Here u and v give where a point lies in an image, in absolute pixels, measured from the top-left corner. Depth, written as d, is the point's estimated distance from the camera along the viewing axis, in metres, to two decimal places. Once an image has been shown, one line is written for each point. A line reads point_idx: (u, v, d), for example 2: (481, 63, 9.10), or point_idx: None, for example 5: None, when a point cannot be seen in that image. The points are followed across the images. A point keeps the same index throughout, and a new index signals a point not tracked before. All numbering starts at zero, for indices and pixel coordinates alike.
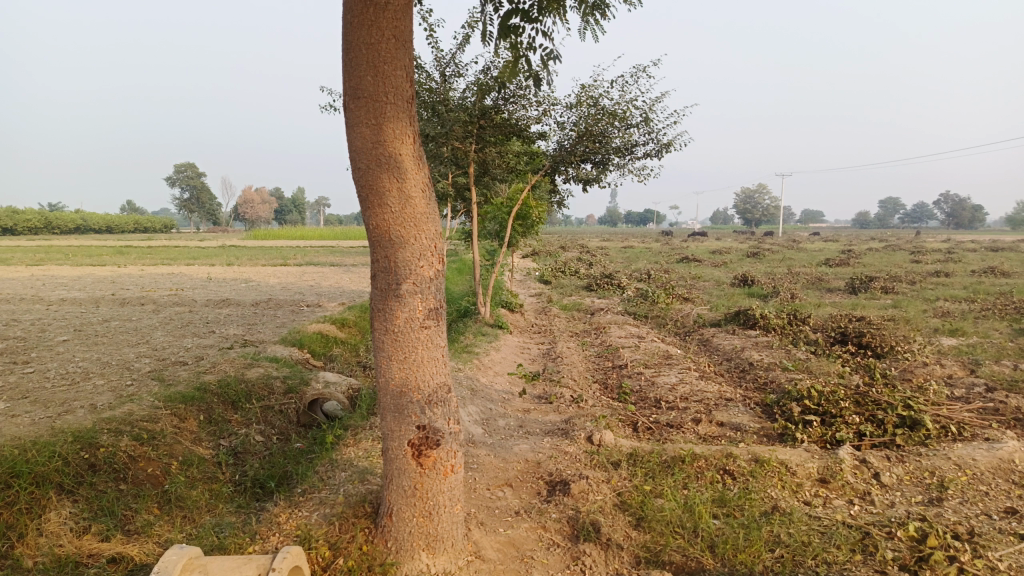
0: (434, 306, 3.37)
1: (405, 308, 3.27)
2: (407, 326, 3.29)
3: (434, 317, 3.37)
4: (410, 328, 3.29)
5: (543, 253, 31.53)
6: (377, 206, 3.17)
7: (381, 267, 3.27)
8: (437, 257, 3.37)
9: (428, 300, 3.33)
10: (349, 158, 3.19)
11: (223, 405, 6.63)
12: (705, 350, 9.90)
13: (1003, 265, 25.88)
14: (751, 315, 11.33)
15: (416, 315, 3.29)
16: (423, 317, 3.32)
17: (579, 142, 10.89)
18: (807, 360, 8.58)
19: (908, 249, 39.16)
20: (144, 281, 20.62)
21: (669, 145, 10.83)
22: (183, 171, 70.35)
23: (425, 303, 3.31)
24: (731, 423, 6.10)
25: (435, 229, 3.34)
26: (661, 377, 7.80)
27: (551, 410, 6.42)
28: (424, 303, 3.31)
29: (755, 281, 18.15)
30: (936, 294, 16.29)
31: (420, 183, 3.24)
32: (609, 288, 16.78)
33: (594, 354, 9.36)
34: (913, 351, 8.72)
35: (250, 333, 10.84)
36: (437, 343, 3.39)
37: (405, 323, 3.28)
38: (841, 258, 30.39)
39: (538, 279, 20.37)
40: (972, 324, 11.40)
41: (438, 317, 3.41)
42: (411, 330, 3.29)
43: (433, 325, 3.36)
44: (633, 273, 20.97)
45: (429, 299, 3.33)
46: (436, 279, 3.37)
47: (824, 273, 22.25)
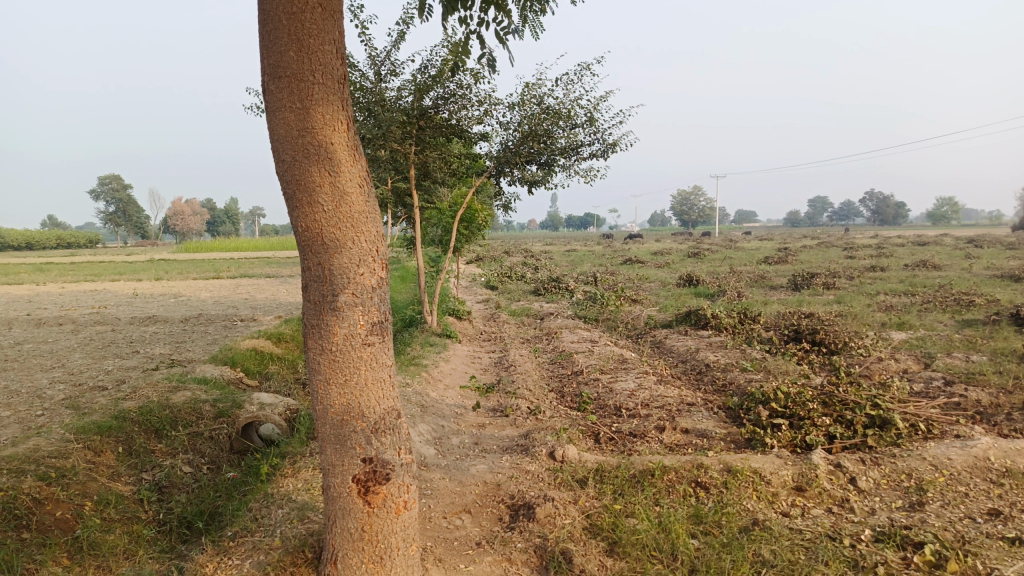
0: (378, 320, 2.93)
1: (343, 325, 2.82)
2: (347, 344, 2.84)
3: (378, 333, 2.93)
4: (351, 346, 2.84)
5: (488, 258, 31.17)
6: (307, 204, 2.73)
7: (313, 276, 2.82)
8: (380, 263, 2.94)
9: (370, 313, 2.89)
10: (272, 150, 2.75)
11: (145, 434, 6.00)
12: (660, 352, 9.66)
13: (932, 258, 26.69)
14: (703, 315, 11.17)
15: (357, 330, 2.85)
16: (365, 333, 2.87)
17: (524, 142, 10.51)
18: (764, 359, 8.41)
19: (841, 245, 40.20)
20: (64, 300, 19.37)
21: (615, 144, 10.59)
22: (108, 183, 67.43)
23: (367, 317, 2.87)
24: (697, 430, 5.83)
25: (375, 230, 2.91)
26: (618, 383, 7.48)
27: (508, 425, 6.02)
28: (366, 317, 2.87)
29: (701, 281, 18.17)
30: (876, 289, 16.57)
31: (357, 177, 2.81)
32: (557, 292, 16.49)
33: (547, 362, 9.00)
34: (866, 347, 8.66)
35: (178, 352, 10.09)
36: (382, 362, 2.95)
37: (344, 340, 2.83)
38: (778, 255, 31.02)
39: (485, 284, 19.97)
40: (917, 318, 11.52)
41: (384, 332, 2.97)
42: (351, 348, 2.85)
43: (377, 342, 2.92)
44: (580, 276, 20.79)
45: (372, 313, 2.89)
46: (379, 288, 2.94)
47: (766, 271, 22.56)
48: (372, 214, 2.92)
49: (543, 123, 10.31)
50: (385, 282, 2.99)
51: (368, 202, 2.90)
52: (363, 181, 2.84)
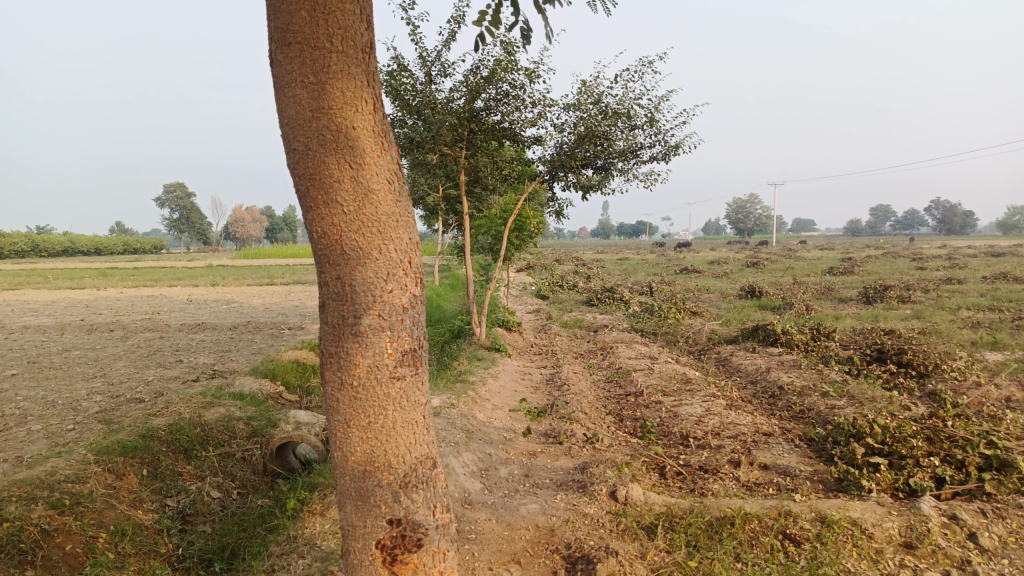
0: (409, 350, 2.40)
1: (367, 355, 2.29)
2: (371, 379, 2.30)
3: (410, 364, 2.40)
4: (376, 380, 2.31)
5: (539, 266, 30.66)
6: (324, 204, 2.23)
7: (330, 294, 2.31)
8: (413, 278, 2.41)
9: (400, 340, 2.35)
10: (283, 137, 2.28)
11: (174, 455, 5.62)
12: (725, 372, 8.92)
13: (1014, 270, 25.02)
14: (771, 331, 10.35)
15: (383, 361, 2.31)
16: (394, 364, 2.33)
17: (579, 145, 9.91)
18: (845, 383, 7.61)
19: (909, 256, 38.30)
20: (119, 305, 19.57)
21: (677, 146, 9.91)
22: (171, 191, 69.62)
23: (396, 346, 2.34)
24: (777, 467, 5.17)
25: (409, 238, 2.39)
26: (683, 407, 6.80)
27: (562, 454, 5.43)
28: (395, 345, 2.33)
29: (764, 292, 17.26)
30: (957, 303, 15.40)
31: (385, 170, 2.30)
32: (612, 303, 15.82)
33: (603, 380, 8.36)
34: (961, 370, 7.77)
35: (221, 363, 9.80)
36: (415, 401, 2.41)
37: (367, 374, 2.30)
38: (844, 265, 29.60)
39: (535, 294, 19.43)
40: (1010, 336, 10.48)
41: (417, 363, 2.44)
42: (376, 385, 2.31)
43: (408, 376, 2.39)
44: (635, 286, 20.09)
45: (402, 340, 2.36)
46: (413, 309, 2.41)
47: (833, 282, 21.41)
48: (404, 217, 2.39)
49: (600, 123, 9.71)
50: (420, 301, 2.45)
51: (400, 203, 2.38)
52: (394, 175, 2.33)
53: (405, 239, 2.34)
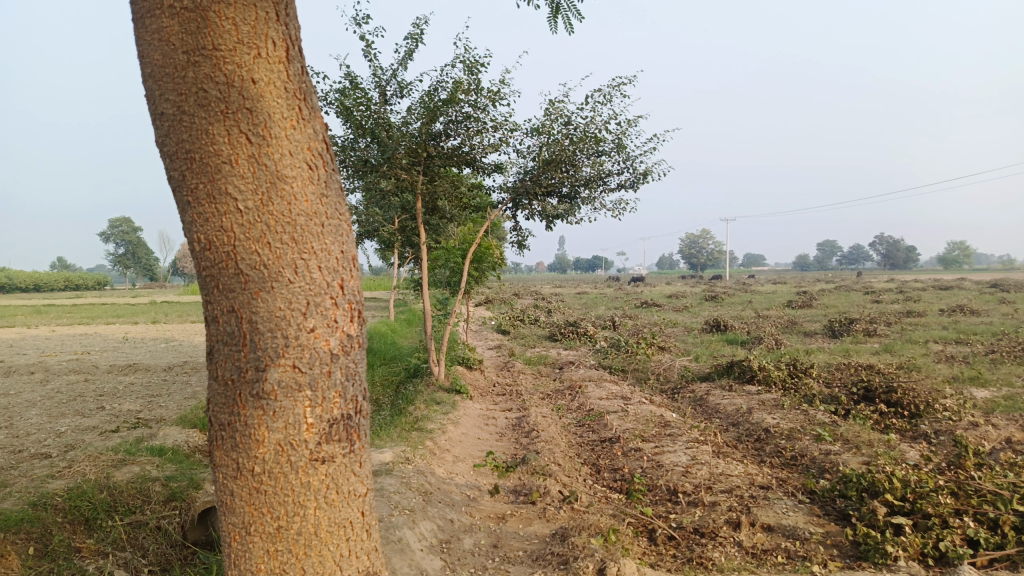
0: (338, 419, 2.06)
1: (276, 429, 1.95)
2: (278, 470, 1.96)
3: (340, 438, 2.06)
4: (282, 469, 1.97)
5: (498, 301, 29.93)
6: (217, 210, 1.92)
7: (222, 335, 1.97)
8: (346, 312, 2.07)
9: (326, 408, 2.02)
10: (148, 96, 1.99)
11: (71, 527, 4.68)
12: (703, 413, 8.27)
13: (969, 303, 25.19)
14: (747, 367, 9.78)
15: (300, 439, 1.97)
16: (314, 440, 2.00)
17: (544, 171, 9.32)
18: (835, 425, 7.03)
19: (864, 289, 38.63)
20: (47, 344, 18.07)
21: (646, 173, 9.39)
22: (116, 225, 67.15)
23: (323, 413, 2.02)
24: (782, 528, 4.50)
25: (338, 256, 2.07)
26: (666, 455, 6.11)
27: (536, 518, 4.68)
28: (315, 412, 2.00)
29: (729, 327, 16.81)
30: (923, 336, 15.16)
31: (301, 154, 2.01)
32: (576, 338, 15.15)
33: (574, 425, 7.63)
34: (954, 410, 7.26)
35: (147, 410, 8.75)
36: (345, 492, 2.07)
37: (274, 459, 1.96)
38: (802, 298, 29.62)
39: (496, 329, 18.67)
40: (990, 371, 10.10)
41: (348, 434, 2.09)
42: (288, 471, 1.97)
43: (338, 456, 2.05)
44: (597, 320, 19.50)
45: (326, 405, 2.02)
46: (344, 357, 2.06)
47: (795, 316, 21.19)
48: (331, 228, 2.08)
49: (566, 148, 9.16)
50: (356, 344, 2.12)
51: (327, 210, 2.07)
52: (315, 161, 2.03)
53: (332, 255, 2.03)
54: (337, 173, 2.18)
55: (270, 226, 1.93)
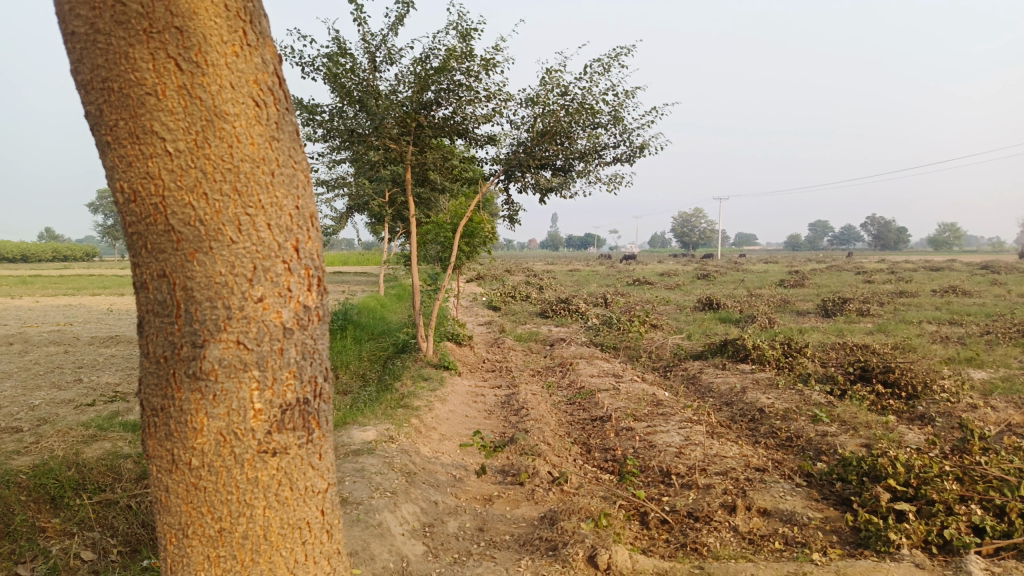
0: (294, 404, 1.96)
1: (216, 415, 1.83)
2: (220, 464, 1.85)
3: (295, 423, 1.96)
4: (222, 461, 1.85)
5: (489, 277, 29.69)
6: (142, 153, 1.77)
7: (151, 304, 1.84)
8: (301, 279, 1.96)
9: (279, 393, 1.92)
10: (60, 16, 1.81)
11: (36, 506, 4.46)
12: (696, 392, 8.10)
13: (962, 284, 25.15)
14: (741, 346, 9.61)
15: (246, 427, 1.86)
16: (262, 428, 1.89)
17: (539, 142, 9.04)
18: (832, 405, 6.87)
19: (855, 269, 38.63)
20: (28, 315, 17.71)
21: (643, 147, 9.12)
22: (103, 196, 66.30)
23: (276, 397, 1.91)
24: (779, 512, 4.34)
25: (290, 212, 1.94)
26: (658, 435, 5.94)
27: (524, 500, 4.49)
28: (263, 395, 1.89)
29: (722, 305, 16.65)
30: (916, 316, 15.04)
31: (245, 90, 1.85)
32: (567, 315, 14.97)
33: (565, 402, 7.45)
34: (952, 392, 7.11)
35: (126, 383, 8.51)
36: (299, 484, 1.98)
37: (213, 450, 1.84)
38: (794, 277, 29.50)
39: (486, 304, 18.46)
40: (985, 352, 9.97)
41: (302, 420, 1.99)
42: (231, 465, 1.86)
43: (293, 447, 1.96)
44: (589, 297, 19.31)
45: (279, 390, 1.92)
46: (299, 332, 1.95)
47: (788, 295, 21.07)
48: (283, 179, 1.94)
49: (561, 119, 8.88)
50: (311, 318, 2.01)
51: (277, 156, 1.93)
52: (263, 97, 1.87)
53: (283, 210, 1.91)
54: (293, 113, 2.02)
55: (205, 172, 1.78)
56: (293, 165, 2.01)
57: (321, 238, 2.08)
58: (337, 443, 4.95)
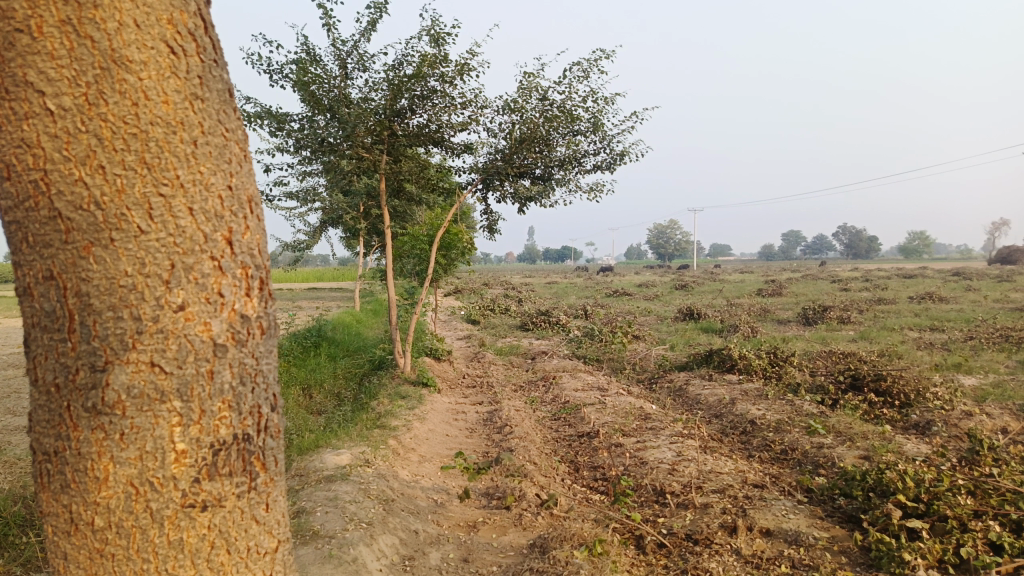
0: (231, 442, 1.76)
1: (124, 461, 1.63)
2: (132, 525, 1.63)
3: (232, 468, 1.75)
4: (134, 515, 1.64)
5: (467, 290, 29.37)
6: (20, 113, 1.56)
7: (39, 314, 1.62)
8: (234, 281, 1.75)
9: (208, 430, 1.71)
10: None
11: None
12: (685, 404, 7.85)
13: (937, 290, 25.36)
14: (727, 356, 9.40)
15: (165, 475, 1.66)
16: (189, 472, 1.69)
17: (516, 150, 8.80)
18: (825, 416, 6.66)
19: (830, 277, 38.93)
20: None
21: (624, 153, 8.92)
22: None
23: (206, 435, 1.71)
24: (782, 532, 4.08)
25: (218, 193, 1.74)
26: (649, 450, 5.67)
27: (511, 526, 4.19)
28: (187, 432, 1.68)
29: (703, 315, 16.50)
30: (896, 323, 15.00)
31: (154, 35, 1.63)
32: (548, 327, 14.70)
33: (549, 418, 7.15)
34: (945, 399, 6.94)
35: None
36: (238, 539, 1.77)
37: (123, 505, 1.63)
38: (770, 286, 29.61)
39: (465, 318, 18.14)
40: (971, 358, 9.86)
41: (243, 464, 1.78)
42: (147, 525, 1.65)
43: (228, 497, 1.75)
44: (569, 308, 19.09)
45: (209, 425, 1.71)
46: (234, 349, 1.75)
47: (767, 304, 21.01)
48: (209, 150, 1.72)
49: (539, 127, 8.66)
50: (247, 333, 1.80)
51: (202, 120, 1.71)
52: (180, 41, 1.66)
53: (208, 192, 1.70)
54: (221, 68, 1.80)
55: (100, 138, 1.57)
56: (223, 133, 1.79)
57: (261, 233, 1.88)
58: (308, 469, 4.60)
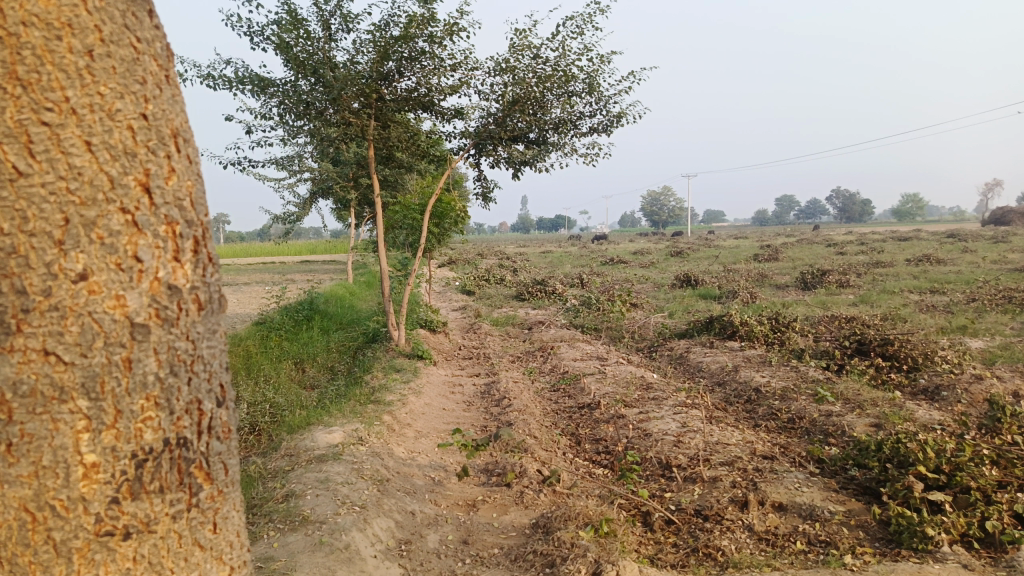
0: (162, 449, 1.62)
1: (15, 480, 1.48)
2: (29, 560, 1.49)
3: (164, 481, 1.62)
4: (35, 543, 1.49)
5: (461, 260, 29.07)
6: None
7: None
8: (152, 243, 1.60)
9: (130, 436, 1.57)
10: None
11: None
12: (686, 373, 7.67)
13: (932, 253, 25.24)
14: (727, 322, 9.20)
15: (69, 496, 1.51)
16: (104, 487, 1.54)
17: (509, 113, 8.48)
18: (831, 382, 6.48)
19: (825, 241, 38.79)
20: None
21: (621, 115, 8.61)
22: None
23: (124, 443, 1.56)
24: (795, 505, 3.90)
25: (126, 122, 1.57)
26: (652, 421, 5.49)
27: (513, 505, 4.00)
28: (97, 439, 1.53)
29: (699, 281, 16.30)
30: (895, 286, 14.85)
31: None
32: (543, 296, 14.48)
33: (548, 389, 6.97)
34: (953, 363, 6.77)
35: None
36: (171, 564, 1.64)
37: (17, 536, 1.49)
38: (763, 252, 29.46)
39: (459, 288, 17.90)
40: (974, 320, 9.69)
41: (178, 477, 1.65)
42: (51, 561, 1.50)
43: (155, 520, 1.61)
44: (564, 277, 18.86)
45: (132, 428, 1.57)
46: (161, 330, 1.61)
47: (764, 269, 20.84)
48: (112, 62, 1.56)
49: (532, 87, 8.34)
50: (177, 308, 1.65)
51: (99, 23, 1.55)
52: None
53: (110, 119, 1.54)
54: None
55: None
56: (135, 46, 1.63)
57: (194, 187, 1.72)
58: (298, 448, 4.38)
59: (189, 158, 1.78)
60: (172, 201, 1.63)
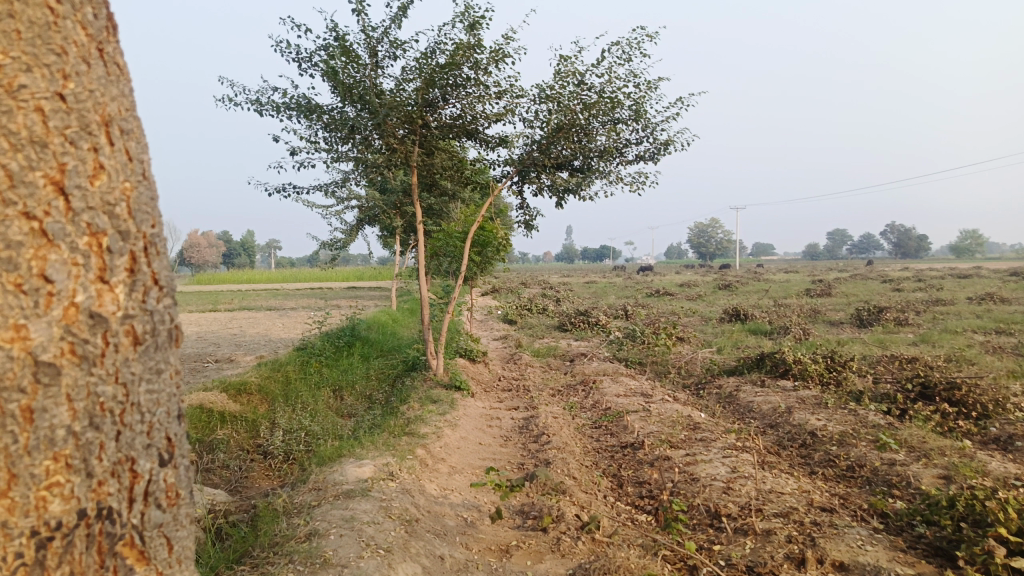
0: (74, 524, 1.66)
1: None
2: None
3: (78, 562, 1.67)
4: None
5: (504, 289, 28.93)
6: None
7: None
8: (64, 260, 1.66)
9: (33, 506, 1.60)
10: None
11: None
12: (736, 413, 7.30)
13: (996, 291, 24.17)
14: (780, 360, 8.79)
15: None
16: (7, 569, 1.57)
17: (553, 140, 8.34)
18: (894, 428, 6.05)
19: (879, 277, 37.58)
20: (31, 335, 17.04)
21: (668, 143, 8.40)
22: None
23: (20, 518, 1.58)
24: (860, 565, 3.55)
25: (32, 101, 1.63)
26: (699, 464, 5.18)
27: (550, 553, 3.74)
28: None
29: (749, 316, 15.80)
30: (959, 326, 14.12)
31: None
32: (587, 328, 14.19)
33: (589, 426, 6.69)
34: None
35: None
36: None
37: None
38: (815, 287, 28.60)
39: (501, 318, 17.72)
40: None
41: (97, 558, 1.71)
42: None
43: None
44: (608, 309, 18.53)
45: (35, 496, 1.60)
46: (79, 376, 1.67)
47: (816, 305, 20.16)
48: (16, 25, 1.62)
49: (577, 114, 8.19)
50: (98, 344, 1.71)
51: None
52: None
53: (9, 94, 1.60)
54: None
55: None
56: (55, 8, 1.69)
57: (124, 217, 1.79)
58: (326, 482, 4.21)
59: (124, 149, 1.83)
60: (89, 204, 1.69)
